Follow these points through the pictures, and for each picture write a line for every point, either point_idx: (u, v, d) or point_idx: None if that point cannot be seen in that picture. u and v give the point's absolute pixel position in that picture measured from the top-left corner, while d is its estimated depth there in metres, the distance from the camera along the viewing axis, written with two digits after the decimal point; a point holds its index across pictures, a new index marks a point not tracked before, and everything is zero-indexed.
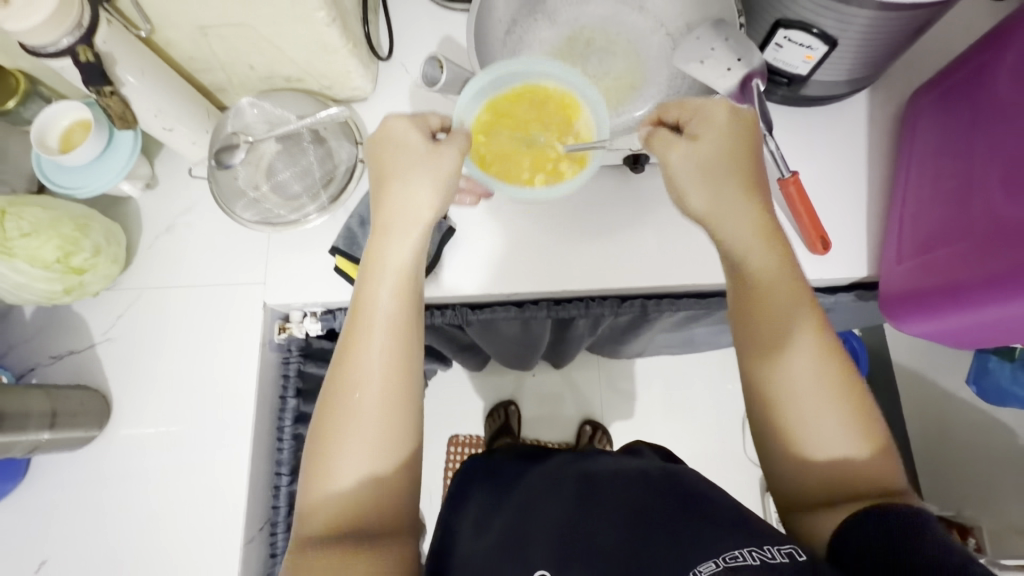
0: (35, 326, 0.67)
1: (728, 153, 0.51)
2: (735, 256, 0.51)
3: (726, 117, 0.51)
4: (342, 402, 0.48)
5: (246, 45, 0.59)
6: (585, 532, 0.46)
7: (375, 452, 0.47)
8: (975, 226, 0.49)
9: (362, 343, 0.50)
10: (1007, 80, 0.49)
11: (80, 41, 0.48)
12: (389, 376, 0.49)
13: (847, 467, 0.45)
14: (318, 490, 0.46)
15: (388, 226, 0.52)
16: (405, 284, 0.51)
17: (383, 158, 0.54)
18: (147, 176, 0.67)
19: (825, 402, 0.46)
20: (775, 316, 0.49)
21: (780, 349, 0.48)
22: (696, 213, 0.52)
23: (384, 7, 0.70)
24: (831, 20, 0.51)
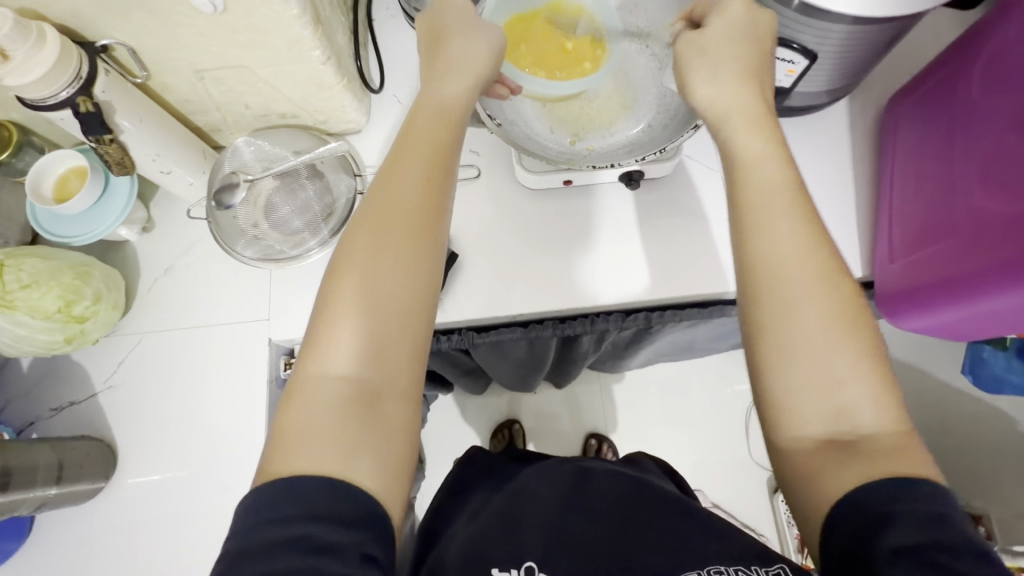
0: (33, 379, 0.65)
1: (744, 38, 0.49)
2: (730, 125, 0.49)
3: (741, 10, 0.50)
4: (366, 245, 0.44)
5: (242, 86, 0.60)
6: (574, 525, 0.51)
7: (391, 313, 0.43)
8: (959, 221, 0.51)
9: (398, 191, 0.46)
10: (980, 84, 0.52)
11: (80, 92, 0.49)
12: (422, 224, 0.46)
13: (838, 381, 0.41)
14: (325, 346, 0.42)
15: (444, 67, 0.51)
16: (444, 142, 0.48)
17: (441, 17, 0.54)
18: (144, 220, 0.67)
19: (809, 307, 0.43)
20: (765, 207, 0.45)
21: (783, 238, 0.45)
22: (704, 95, 0.50)
23: (374, 41, 0.71)
24: (809, 35, 0.53)
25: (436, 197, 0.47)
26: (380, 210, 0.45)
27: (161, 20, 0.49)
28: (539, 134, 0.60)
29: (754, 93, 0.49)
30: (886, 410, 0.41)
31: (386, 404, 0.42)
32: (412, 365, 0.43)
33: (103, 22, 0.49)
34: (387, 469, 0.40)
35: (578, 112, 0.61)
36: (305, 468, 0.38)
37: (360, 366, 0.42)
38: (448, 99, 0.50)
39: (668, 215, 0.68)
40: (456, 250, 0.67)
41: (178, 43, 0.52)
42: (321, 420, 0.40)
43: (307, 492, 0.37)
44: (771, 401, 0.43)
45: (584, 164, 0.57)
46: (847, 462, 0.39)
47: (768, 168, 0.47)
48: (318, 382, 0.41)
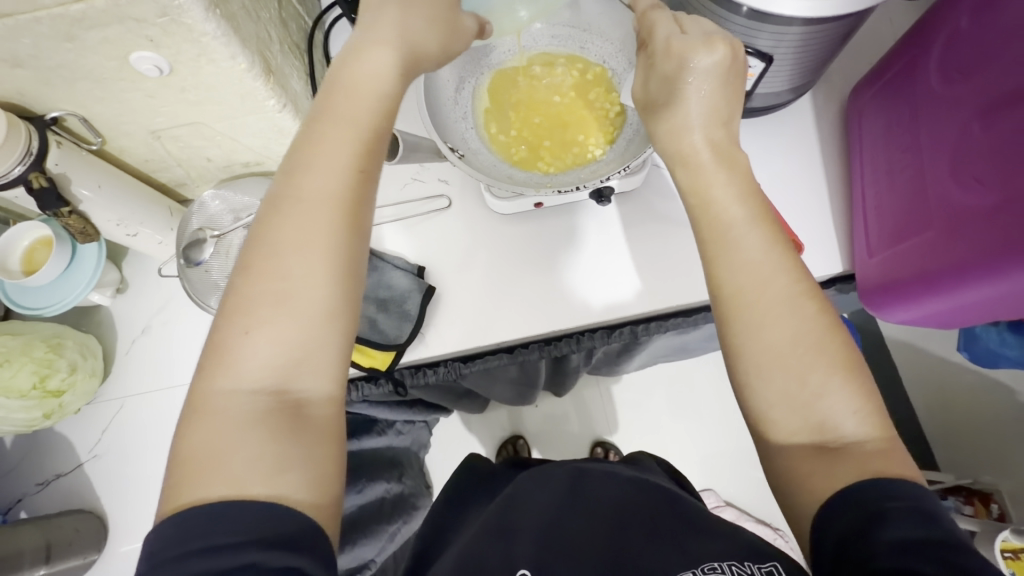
0: (18, 455, 0.64)
1: (698, 78, 0.45)
2: (683, 137, 0.47)
3: (686, 54, 0.45)
4: (279, 244, 0.41)
5: (200, 141, 0.59)
6: (567, 527, 0.50)
7: (313, 316, 0.40)
8: (932, 217, 0.50)
9: (315, 184, 0.42)
10: (938, 77, 0.52)
11: (32, 168, 0.48)
12: (337, 220, 0.41)
13: (814, 392, 0.41)
14: (235, 357, 0.39)
15: (370, 44, 0.45)
16: (376, 134, 0.44)
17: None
18: (116, 282, 0.66)
19: (775, 326, 0.42)
20: (724, 225, 0.45)
21: (731, 244, 0.44)
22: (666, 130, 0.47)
23: (332, 81, 0.71)
24: (765, 39, 0.53)
25: (364, 196, 0.43)
26: (289, 213, 0.41)
27: (108, 88, 0.49)
28: (501, 163, 0.60)
29: (706, 138, 0.46)
30: (869, 418, 0.40)
31: (311, 411, 0.40)
32: (335, 372, 0.41)
33: (51, 96, 0.49)
34: (321, 486, 0.38)
35: (542, 136, 0.61)
36: (225, 489, 0.35)
37: (278, 375, 0.39)
38: (375, 77, 0.45)
39: (643, 225, 0.68)
40: (434, 284, 0.67)
41: (128, 107, 0.52)
42: (235, 438, 0.37)
43: (242, 516, 0.34)
44: (758, 419, 0.42)
45: (550, 189, 0.57)
46: (827, 471, 0.39)
47: (715, 197, 0.46)
48: (230, 399, 0.38)
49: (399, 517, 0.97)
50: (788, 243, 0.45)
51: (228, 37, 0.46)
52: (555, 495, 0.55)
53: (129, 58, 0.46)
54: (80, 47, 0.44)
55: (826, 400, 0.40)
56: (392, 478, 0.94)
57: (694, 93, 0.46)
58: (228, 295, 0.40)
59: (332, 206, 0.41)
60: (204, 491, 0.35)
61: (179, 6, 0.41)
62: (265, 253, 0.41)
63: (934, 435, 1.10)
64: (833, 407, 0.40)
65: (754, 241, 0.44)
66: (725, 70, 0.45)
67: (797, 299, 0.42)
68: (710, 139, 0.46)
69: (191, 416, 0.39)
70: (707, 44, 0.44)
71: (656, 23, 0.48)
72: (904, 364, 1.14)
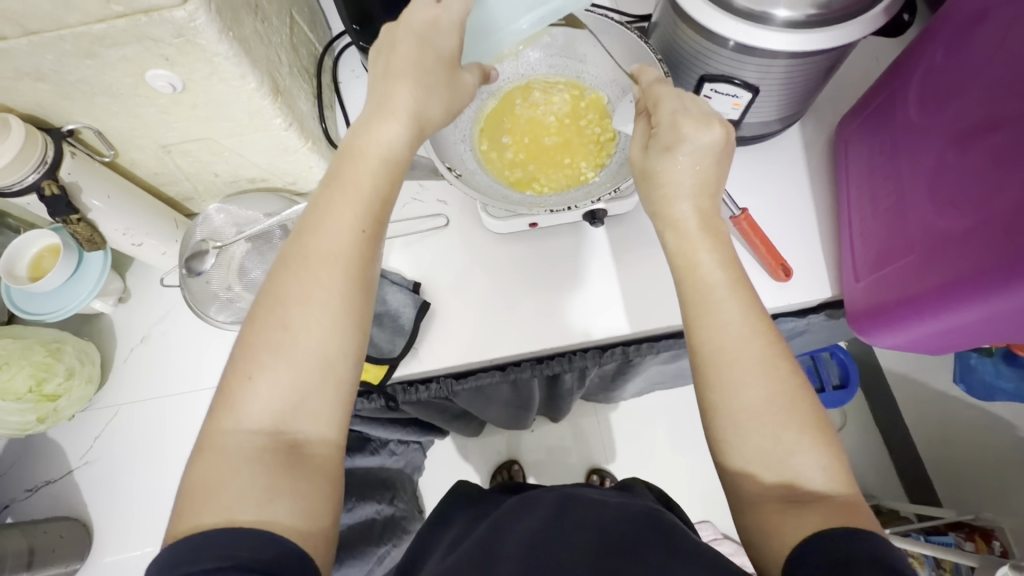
0: (10, 460, 0.65)
1: (691, 153, 0.47)
2: (670, 200, 0.49)
3: (689, 131, 0.47)
4: (285, 297, 0.42)
5: (209, 156, 0.62)
6: (548, 553, 0.47)
7: (313, 363, 0.41)
8: (915, 241, 0.51)
9: (322, 239, 0.43)
10: (915, 107, 0.54)
11: (46, 176, 0.50)
12: (345, 261, 0.43)
13: (783, 451, 0.41)
14: (238, 400, 0.40)
15: (385, 87, 0.47)
16: (383, 195, 0.46)
17: (388, 56, 0.48)
18: (119, 291, 0.67)
19: (752, 387, 0.43)
20: (707, 287, 0.47)
21: (705, 305, 0.46)
22: (659, 182, 0.49)
23: (338, 103, 0.74)
24: (752, 72, 0.56)
25: (372, 250, 0.44)
26: (295, 268, 0.43)
27: (123, 103, 0.51)
28: (495, 185, 0.62)
29: (695, 207, 0.49)
30: (835, 475, 0.41)
31: (308, 451, 0.40)
32: (335, 415, 0.41)
33: (69, 109, 0.52)
34: (308, 520, 0.38)
35: (538, 159, 0.63)
36: (215, 521, 0.36)
37: (277, 417, 0.40)
38: (378, 139, 0.46)
39: (636, 249, 0.69)
40: (429, 300, 0.68)
41: (142, 122, 0.54)
42: (228, 475, 0.37)
43: (229, 541, 0.34)
44: (733, 472, 0.43)
45: (542, 210, 0.59)
46: (796, 517, 0.39)
47: (702, 259, 0.47)
48: (231, 438, 0.39)
49: (388, 540, 0.95)
50: (762, 307, 0.46)
51: (240, 58, 0.49)
52: (540, 515, 0.53)
53: (145, 75, 0.48)
54: (99, 64, 0.46)
55: (797, 458, 0.41)
56: (383, 499, 0.93)
57: (683, 166, 0.48)
58: (239, 342, 0.42)
59: (338, 262, 0.43)
60: (197, 520, 0.36)
61: (195, 27, 0.44)
62: (274, 304, 0.42)
63: (935, 471, 1.09)
64: (802, 466, 0.41)
65: (728, 311, 0.45)
66: (722, 148, 0.48)
67: (773, 361, 0.43)
68: (699, 209, 0.49)
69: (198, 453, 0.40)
70: (706, 123, 0.47)
71: (662, 98, 0.49)
72: (903, 398, 1.13)
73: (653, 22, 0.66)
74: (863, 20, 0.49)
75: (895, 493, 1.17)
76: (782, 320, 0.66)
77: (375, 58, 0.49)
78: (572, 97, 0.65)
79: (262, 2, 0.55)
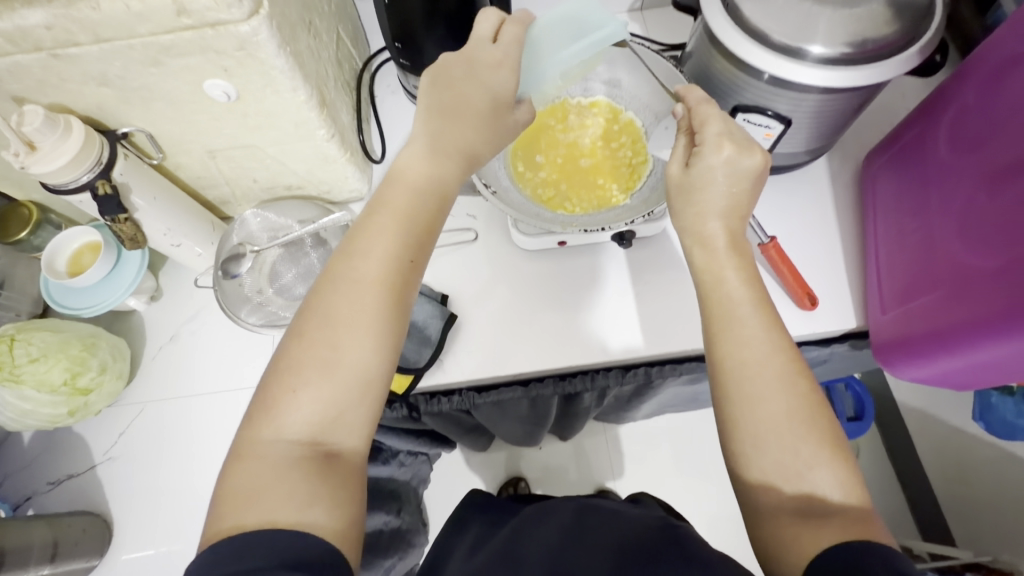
0: (34, 452, 0.65)
1: (728, 173, 0.48)
2: (701, 219, 0.50)
3: (729, 152, 0.48)
4: (332, 316, 0.44)
5: (251, 163, 0.63)
6: (572, 555, 0.47)
7: (353, 381, 0.43)
8: (944, 276, 0.52)
9: (371, 265, 0.46)
10: (947, 146, 0.55)
11: (99, 176, 0.52)
12: (385, 284, 0.45)
13: (801, 467, 0.42)
14: (279, 411, 0.42)
15: (436, 118, 0.50)
16: (427, 222, 0.49)
17: (445, 91, 0.50)
18: (152, 289, 0.69)
19: (772, 402, 0.43)
20: (732, 303, 0.47)
21: (729, 319, 0.47)
22: (694, 203, 0.50)
23: (375, 117, 0.76)
24: (784, 102, 0.57)
25: (414, 273, 0.47)
26: (342, 287, 0.45)
27: (177, 108, 0.53)
28: (525, 205, 0.63)
29: (725, 226, 0.49)
30: (851, 489, 0.41)
31: (341, 460, 0.43)
32: (365, 426, 0.44)
33: (126, 113, 0.53)
34: (343, 517, 0.40)
35: (570, 180, 0.65)
36: (258, 522, 0.38)
37: (314, 429, 0.42)
38: (439, 179, 0.50)
39: (661, 271, 0.70)
40: (455, 312, 0.68)
41: (193, 127, 0.56)
42: (269, 481, 0.40)
43: (268, 540, 0.36)
44: (750, 485, 0.43)
45: (576, 227, 0.60)
46: (817, 531, 0.39)
47: (728, 277, 0.48)
48: (270, 446, 0.41)
49: (395, 554, 0.95)
50: (784, 328, 0.47)
51: (294, 71, 0.51)
52: (560, 522, 0.53)
53: (203, 84, 0.50)
54: (162, 72, 0.48)
55: (813, 472, 0.41)
56: (391, 511, 0.93)
57: (719, 183, 0.49)
58: (282, 356, 0.44)
59: (380, 285, 0.45)
60: (240, 519, 0.38)
61: (257, 41, 0.46)
62: (320, 323, 0.44)
63: (948, 509, 1.07)
64: (823, 482, 0.41)
65: (751, 323, 0.46)
66: (755, 175, 0.49)
67: (792, 374, 0.44)
68: (728, 229, 0.50)
69: (235, 456, 0.42)
70: (748, 148, 0.48)
71: (709, 117, 0.49)
72: (916, 434, 1.12)
73: (688, 51, 0.67)
74: (901, 59, 0.51)
75: (908, 530, 1.15)
76: (805, 348, 0.66)
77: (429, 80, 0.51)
78: (610, 120, 0.67)
79: (314, 19, 0.57)
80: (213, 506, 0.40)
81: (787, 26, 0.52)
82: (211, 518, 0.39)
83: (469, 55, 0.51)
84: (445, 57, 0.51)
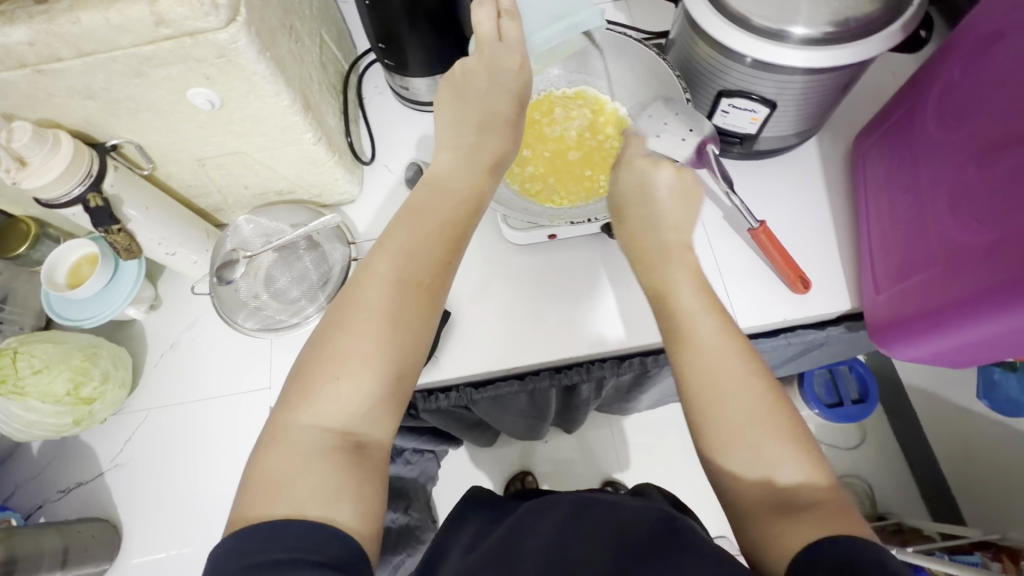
0: (43, 461, 0.67)
1: (647, 187, 0.54)
2: (635, 235, 0.54)
3: (641, 171, 0.54)
4: (371, 308, 0.46)
5: (241, 170, 0.64)
6: (570, 547, 0.48)
7: (388, 376, 0.45)
8: (936, 254, 0.52)
9: (413, 266, 0.48)
10: (935, 122, 0.54)
11: (90, 189, 0.53)
12: (423, 279, 0.48)
13: (768, 464, 0.43)
14: (317, 397, 0.43)
15: (473, 121, 0.54)
16: (466, 220, 0.52)
17: (460, 92, 0.54)
18: (151, 298, 0.70)
19: (734, 402, 0.44)
20: (683, 312, 0.49)
21: (679, 329, 0.48)
22: (624, 221, 0.55)
23: (364, 119, 0.77)
24: (767, 88, 0.57)
25: (451, 270, 0.49)
26: (377, 282, 0.47)
27: (163, 118, 0.54)
28: (511, 200, 0.63)
29: (665, 240, 0.53)
30: (817, 482, 0.42)
31: (369, 452, 0.44)
32: (393, 420, 0.45)
33: (113, 125, 0.54)
34: (366, 513, 0.41)
35: (557, 174, 0.66)
36: (286, 512, 0.38)
37: (348, 419, 0.43)
38: (474, 183, 0.53)
39: None
40: (450, 309, 0.69)
41: (181, 136, 0.57)
42: (300, 469, 0.40)
43: (291, 533, 0.37)
44: (726, 487, 0.44)
45: (564, 220, 0.61)
46: (791, 527, 0.39)
47: (676, 287, 0.50)
48: (304, 432, 0.42)
49: (404, 549, 0.96)
50: (736, 329, 0.48)
51: (276, 76, 0.52)
52: (558, 516, 0.54)
53: (186, 93, 0.51)
54: (145, 82, 0.49)
55: (778, 470, 0.42)
56: (398, 508, 0.93)
57: (646, 199, 0.54)
58: (330, 343, 0.45)
59: (420, 285, 0.47)
60: (268, 509, 0.39)
61: (236, 48, 0.47)
62: (363, 316, 0.45)
63: (958, 489, 1.06)
64: (786, 478, 0.42)
65: (703, 331, 0.48)
66: (676, 189, 0.54)
67: (746, 376, 0.45)
68: (668, 242, 0.53)
69: (263, 443, 0.43)
70: (657, 164, 0.54)
71: (625, 146, 0.57)
72: (923, 415, 1.12)
73: (671, 38, 0.67)
74: (885, 36, 0.50)
75: (918, 512, 1.14)
76: (800, 332, 0.66)
77: (447, 84, 0.56)
78: (597, 112, 0.68)
79: (295, 24, 0.58)
80: (241, 492, 0.41)
81: (768, 8, 0.51)
82: (237, 507, 0.40)
83: (489, 64, 0.54)
84: (455, 65, 0.56)
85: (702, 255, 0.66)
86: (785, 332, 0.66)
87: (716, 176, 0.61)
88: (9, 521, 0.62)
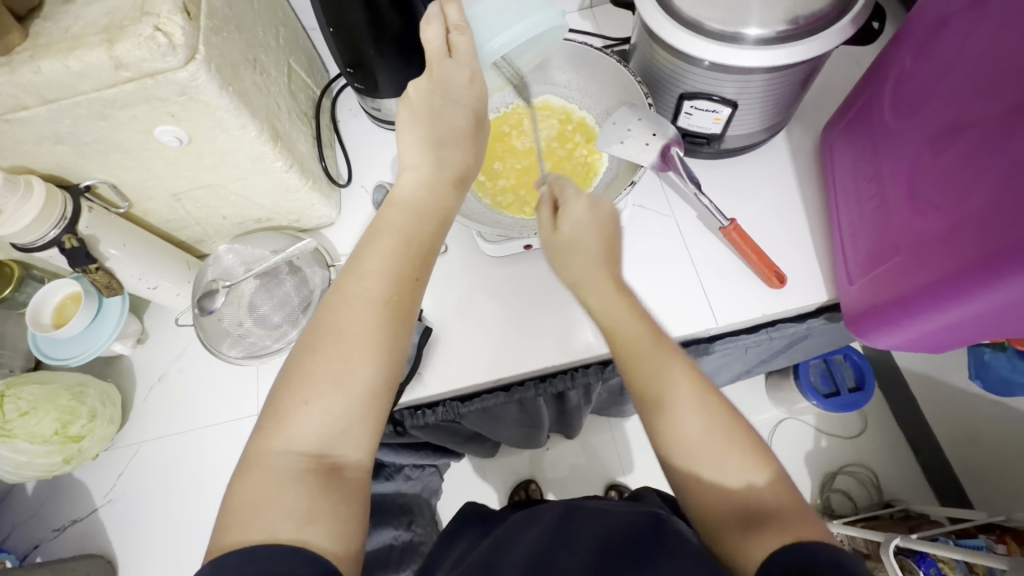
0: (39, 501, 0.68)
1: (592, 220, 0.55)
2: (573, 273, 0.54)
3: (582, 209, 0.55)
4: (339, 331, 0.47)
5: (217, 201, 0.65)
6: (554, 556, 0.48)
7: (362, 396, 0.45)
8: (900, 243, 0.52)
9: (384, 285, 0.48)
10: (890, 112, 0.55)
11: (65, 231, 0.54)
12: (392, 297, 0.48)
13: (729, 476, 0.44)
14: (289, 423, 0.44)
15: (432, 138, 0.54)
16: (431, 238, 0.53)
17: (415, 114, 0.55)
18: (137, 332, 0.71)
19: (691, 423, 0.46)
20: (630, 342, 0.50)
21: (630, 357, 0.50)
22: (563, 262, 0.55)
23: (339, 142, 0.78)
24: (726, 89, 0.58)
25: (418, 292, 0.50)
26: (346, 304, 0.47)
27: (135, 157, 0.55)
28: (484, 214, 0.64)
29: (608, 271, 0.54)
30: (777, 489, 0.43)
31: (346, 473, 0.44)
32: (369, 440, 0.46)
33: (86, 167, 0.55)
34: (342, 534, 0.41)
35: (528, 185, 0.67)
36: (260, 537, 0.39)
37: (321, 441, 0.44)
38: (439, 200, 0.54)
39: None
40: (432, 325, 0.69)
41: (153, 172, 0.58)
42: (275, 493, 0.41)
43: (268, 556, 0.37)
44: (696, 498, 0.45)
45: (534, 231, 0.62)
46: (754, 538, 0.40)
47: (622, 316, 0.52)
48: (278, 457, 0.43)
49: (408, 565, 0.94)
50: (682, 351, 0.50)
51: (240, 110, 0.53)
52: (544, 525, 0.54)
53: (153, 131, 0.52)
54: (112, 124, 0.50)
55: (738, 482, 0.44)
56: (400, 525, 0.93)
57: (585, 234, 0.54)
58: (301, 367, 0.46)
59: (387, 303, 0.48)
60: (244, 536, 0.39)
61: (197, 85, 0.48)
62: (332, 338, 0.46)
63: (963, 472, 1.06)
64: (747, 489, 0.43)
65: (653, 357, 0.49)
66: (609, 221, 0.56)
67: (699, 394, 0.47)
68: (613, 271, 0.54)
69: (241, 470, 0.43)
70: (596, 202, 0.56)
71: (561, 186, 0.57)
72: (923, 399, 1.11)
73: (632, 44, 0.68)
74: (833, 32, 0.51)
75: (924, 498, 1.13)
76: (781, 326, 0.66)
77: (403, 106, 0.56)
78: (564, 120, 0.70)
79: (260, 56, 0.59)
80: (219, 518, 0.41)
81: (718, 11, 0.52)
82: (216, 534, 0.40)
83: (440, 81, 0.53)
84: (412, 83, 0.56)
85: (678, 255, 0.67)
86: (766, 327, 0.66)
87: (682, 174, 0.63)
88: (5, 563, 0.63)
